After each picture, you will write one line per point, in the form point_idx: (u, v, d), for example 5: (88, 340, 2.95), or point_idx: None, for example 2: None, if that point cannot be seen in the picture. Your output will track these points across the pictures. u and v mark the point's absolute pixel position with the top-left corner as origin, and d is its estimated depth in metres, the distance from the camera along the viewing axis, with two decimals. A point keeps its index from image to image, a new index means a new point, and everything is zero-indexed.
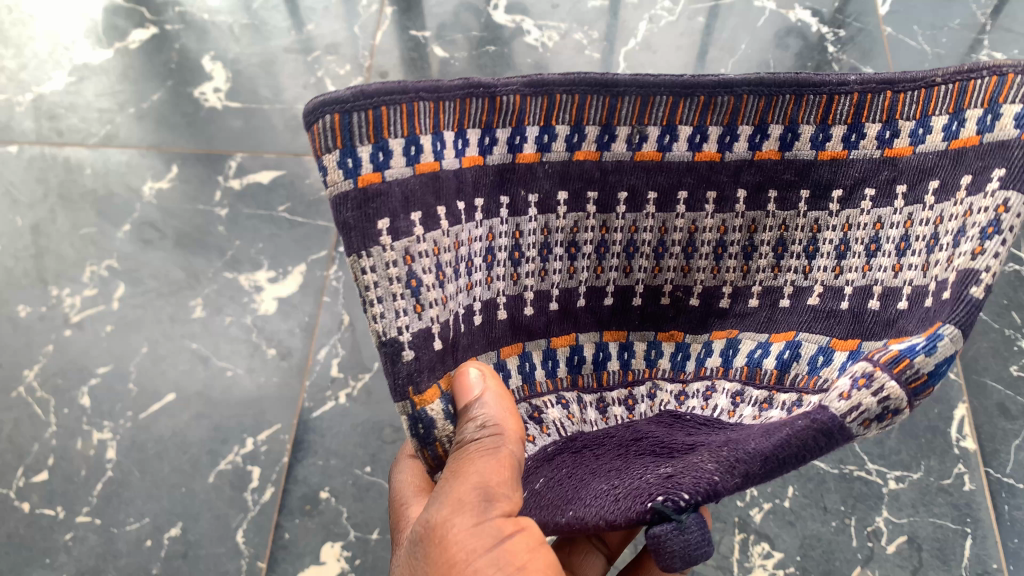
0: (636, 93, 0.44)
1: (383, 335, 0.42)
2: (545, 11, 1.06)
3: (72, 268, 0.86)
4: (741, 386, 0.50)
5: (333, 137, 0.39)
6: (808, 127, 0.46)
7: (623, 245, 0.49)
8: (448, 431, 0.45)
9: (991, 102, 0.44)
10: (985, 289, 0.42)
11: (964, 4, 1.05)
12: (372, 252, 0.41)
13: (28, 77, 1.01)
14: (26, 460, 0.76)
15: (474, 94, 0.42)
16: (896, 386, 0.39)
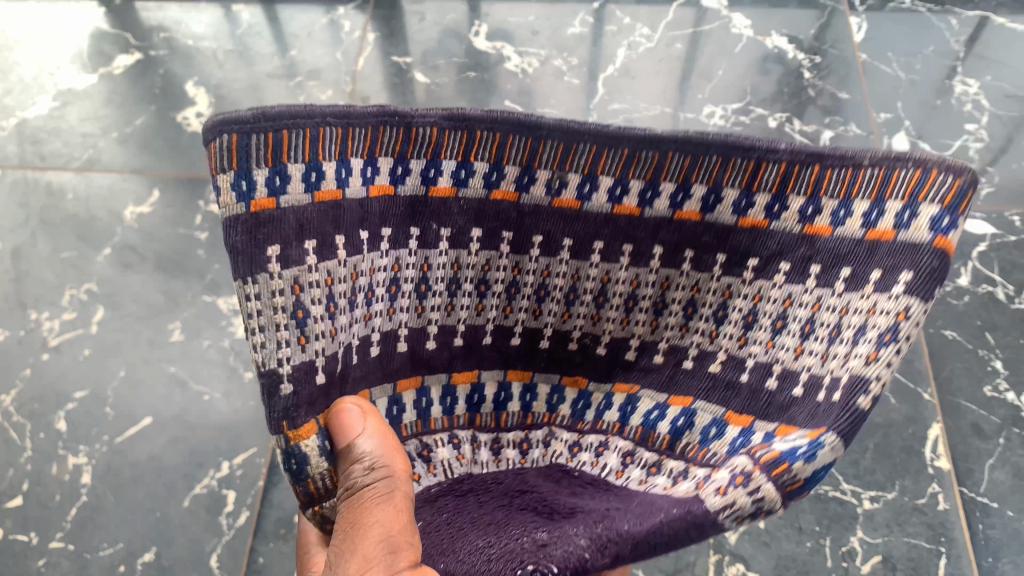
0: (559, 139, 0.46)
1: (262, 365, 0.44)
2: (526, 37, 1.07)
3: (52, 292, 0.86)
4: (632, 446, 0.52)
5: (229, 158, 0.40)
6: (731, 191, 0.46)
7: (533, 289, 0.50)
8: (321, 469, 0.46)
9: (911, 198, 0.43)
10: (872, 399, 0.44)
11: (938, 30, 1.07)
12: (258, 278, 0.42)
13: (13, 102, 1.02)
14: (0, 485, 0.75)
15: (389, 123, 0.43)
16: (773, 488, 0.42)
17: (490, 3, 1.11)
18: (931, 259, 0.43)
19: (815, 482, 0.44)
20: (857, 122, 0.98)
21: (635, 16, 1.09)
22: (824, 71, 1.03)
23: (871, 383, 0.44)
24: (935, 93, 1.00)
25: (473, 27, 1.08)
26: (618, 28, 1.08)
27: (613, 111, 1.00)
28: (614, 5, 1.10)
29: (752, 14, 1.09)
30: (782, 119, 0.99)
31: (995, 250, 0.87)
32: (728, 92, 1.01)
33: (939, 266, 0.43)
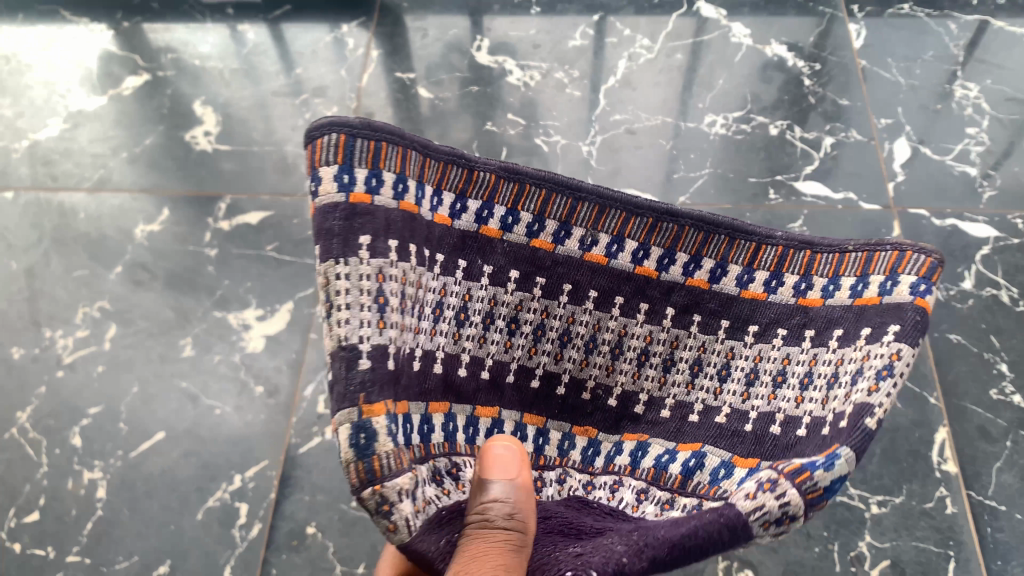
0: (594, 202, 0.51)
1: (344, 339, 0.43)
2: (528, 51, 1.09)
3: (65, 311, 0.88)
4: (646, 484, 0.51)
5: (335, 153, 0.46)
6: (735, 267, 0.51)
7: (557, 336, 0.53)
8: (388, 449, 0.42)
9: (891, 272, 0.49)
10: (878, 422, 0.45)
11: (937, 35, 1.07)
12: (350, 261, 0.44)
13: (25, 125, 1.04)
14: (17, 500, 0.77)
15: (457, 163, 0.50)
16: (798, 494, 0.41)
17: (491, 17, 1.12)
18: (914, 315, 0.48)
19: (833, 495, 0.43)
20: (857, 128, 0.99)
21: (635, 27, 1.11)
22: (824, 78, 1.04)
23: (875, 408, 0.45)
24: (935, 98, 1.01)
25: (475, 42, 1.10)
26: (618, 39, 1.09)
27: (615, 122, 1.01)
28: (614, 17, 1.12)
29: (751, 23, 1.10)
30: (782, 127, 1.00)
31: (998, 253, 0.88)
32: (728, 101, 1.02)
33: (922, 319, 0.47)
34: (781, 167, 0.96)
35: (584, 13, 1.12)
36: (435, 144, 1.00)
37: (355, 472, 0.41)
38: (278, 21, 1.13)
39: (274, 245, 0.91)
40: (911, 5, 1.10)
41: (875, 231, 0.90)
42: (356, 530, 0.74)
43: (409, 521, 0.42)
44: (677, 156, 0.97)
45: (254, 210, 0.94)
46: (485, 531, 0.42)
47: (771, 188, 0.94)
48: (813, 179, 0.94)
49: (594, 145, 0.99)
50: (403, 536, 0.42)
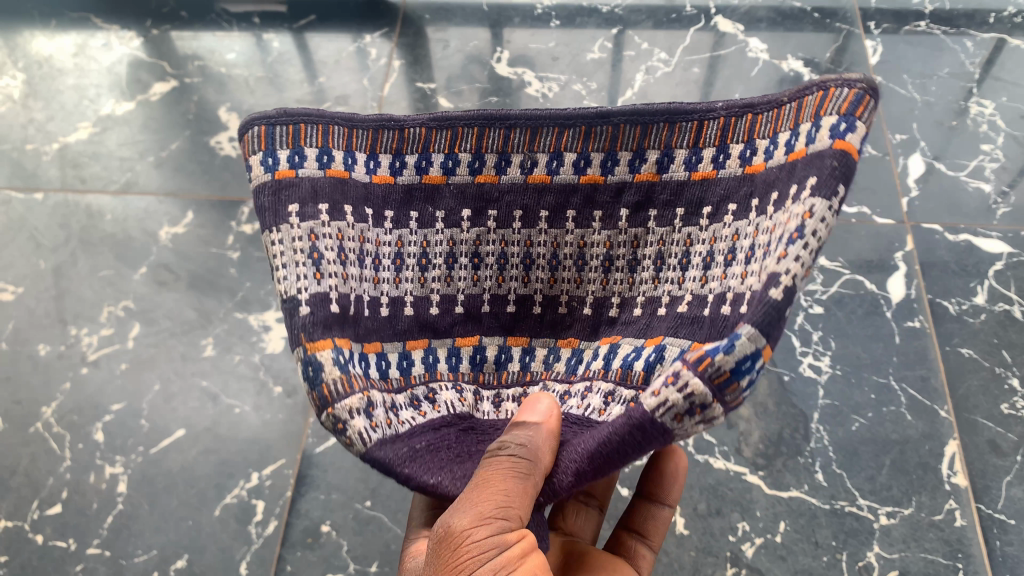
0: (526, 123, 0.50)
1: (285, 293, 0.45)
2: (547, 63, 1.10)
3: (91, 309, 0.90)
4: (613, 386, 0.47)
5: (258, 143, 0.49)
6: (682, 151, 0.48)
7: (519, 260, 0.51)
8: (336, 376, 0.43)
9: (816, 116, 0.43)
10: (786, 292, 0.37)
11: (953, 53, 1.08)
12: (281, 227, 0.47)
13: (55, 128, 1.06)
14: (41, 493, 0.78)
15: (387, 126, 0.51)
16: (700, 383, 0.36)
17: (511, 29, 1.14)
18: (833, 160, 0.40)
19: (749, 377, 0.36)
20: (872, 143, 1.00)
21: (653, 41, 1.12)
22: None
23: (783, 276, 0.37)
24: (951, 115, 1.02)
25: (495, 53, 1.12)
26: (636, 53, 1.11)
27: None
28: (632, 31, 1.13)
29: (768, 38, 1.11)
30: None
31: (1011, 269, 0.88)
32: None
33: (842, 164, 0.40)
34: None
35: (603, 26, 1.14)
36: None
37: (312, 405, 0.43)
38: (303, 30, 1.16)
39: None
40: (927, 22, 1.11)
41: (888, 245, 0.91)
42: (370, 529, 0.75)
43: (364, 437, 0.43)
44: None
45: None
46: (496, 458, 0.44)
47: None
48: None
49: None
50: (358, 448, 0.43)
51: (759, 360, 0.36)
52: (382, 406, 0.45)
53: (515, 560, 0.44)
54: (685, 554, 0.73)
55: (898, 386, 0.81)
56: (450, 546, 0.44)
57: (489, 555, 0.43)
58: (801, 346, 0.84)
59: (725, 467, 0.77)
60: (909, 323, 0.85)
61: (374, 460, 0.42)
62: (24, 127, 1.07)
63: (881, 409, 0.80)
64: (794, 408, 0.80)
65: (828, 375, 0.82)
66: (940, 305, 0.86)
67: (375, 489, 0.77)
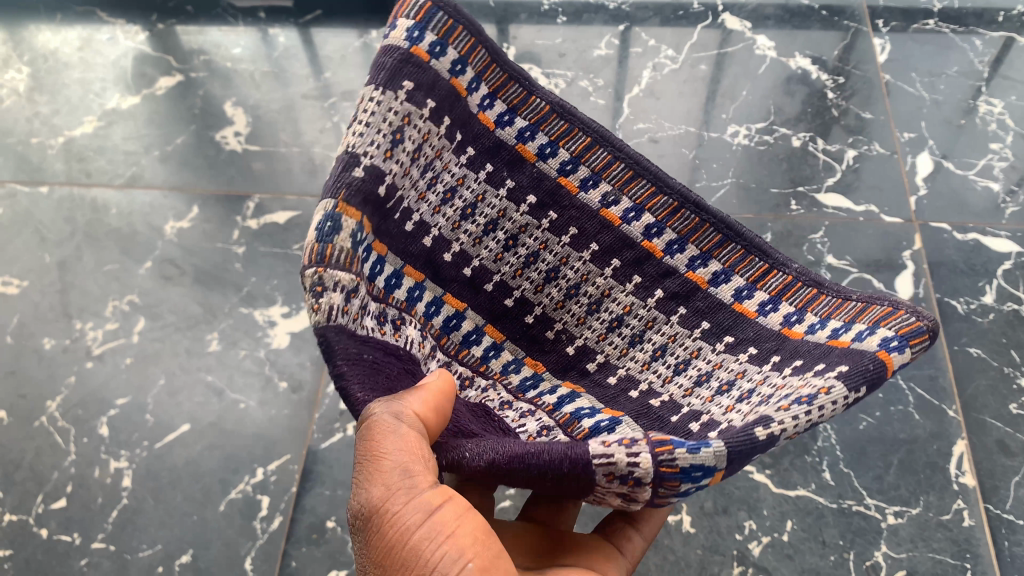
0: (631, 165, 0.52)
1: (349, 147, 0.45)
2: (553, 59, 1.10)
3: (96, 303, 0.90)
4: (553, 424, 0.48)
5: (417, 13, 0.49)
6: (740, 279, 0.50)
7: (546, 272, 0.52)
8: (344, 246, 0.42)
9: (873, 324, 0.44)
10: (770, 436, 0.38)
11: (963, 51, 1.08)
12: (387, 93, 0.46)
13: (60, 122, 1.06)
14: (45, 487, 0.78)
15: (519, 81, 0.53)
16: (650, 462, 0.38)
17: (518, 26, 1.14)
18: (869, 362, 0.41)
19: (693, 483, 0.38)
20: (880, 142, 0.99)
21: (659, 38, 1.12)
22: (848, 92, 1.04)
23: (774, 422, 0.39)
24: (959, 113, 1.01)
25: (501, 48, 1.11)
26: (643, 50, 1.11)
27: (639, 131, 1.02)
28: (639, 28, 1.13)
29: (775, 35, 1.11)
30: (805, 139, 1.00)
31: (1020, 268, 0.88)
32: (752, 113, 1.03)
33: (876, 371, 0.41)
34: (803, 179, 0.96)
35: (610, 23, 1.14)
36: None
37: (311, 250, 0.41)
38: (309, 25, 1.16)
39: (301, 245, 0.93)
40: (936, 20, 1.11)
41: (896, 244, 0.90)
42: None
43: (333, 312, 0.41)
44: (699, 165, 0.98)
45: (282, 211, 0.96)
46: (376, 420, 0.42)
47: (793, 200, 0.94)
48: (834, 192, 0.95)
49: None
50: (320, 318, 0.40)
51: (710, 476, 0.38)
52: (361, 304, 0.43)
53: (451, 521, 0.42)
54: (691, 553, 0.73)
55: (906, 384, 0.80)
56: (377, 525, 0.42)
57: (418, 521, 0.41)
58: None
59: None
60: None
61: (323, 338, 0.40)
62: (29, 121, 1.06)
63: (889, 408, 0.79)
64: None
65: None
66: (948, 304, 0.86)
67: None
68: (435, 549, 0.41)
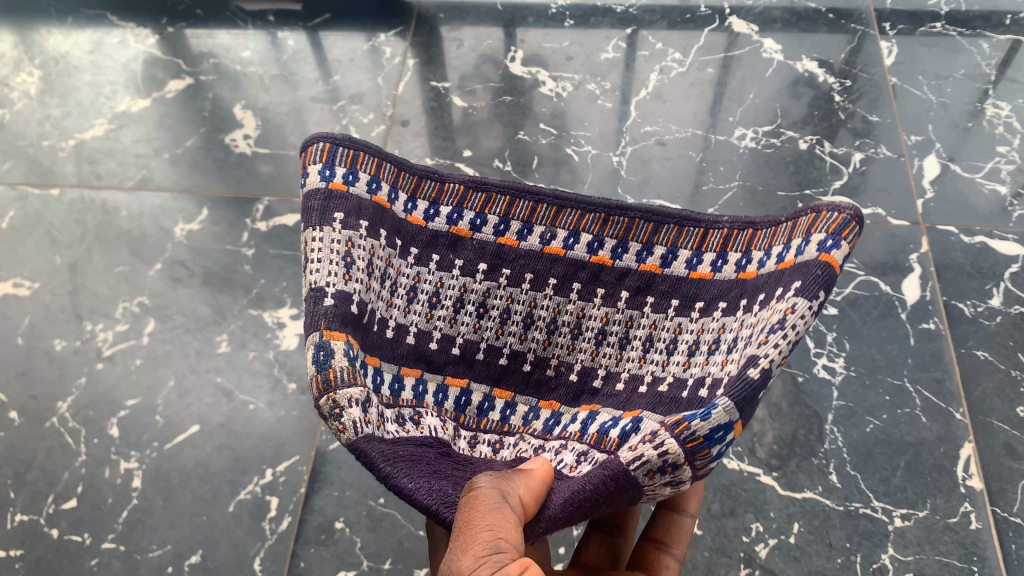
0: (552, 202, 0.54)
1: (313, 284, 0.49)
2: (561, 63, 1.10)
3: (106, 305, 0.90)
4: (586, 448, 0.49)
5: (320, 155, 0.52)
6: (685, 251, 0.53)
7: (521, 319, 0.54)
8: (343, 364, 0.46)
9: (806, 232, 0.47)
10: (763, 372, 0.41)
11: (970, 54, 1.08)
12: (324, 229, 0.50)
13: (71, 125, 1.07)
14: (56, 487, 0.79)
15: (430, 177, 0.55)
16: (676, 445, 0.39)
17: (525, 29, 1.14)
18: (818, 269, 0.44)
19: (720, 445, 0.40)
20: (887, 144, 0.99)
21: (666, 42, 1.12)
22: (854, 95, 1.04)
23: (761, 358, 0.42)
24: (966, 117, 1.01)
25: (509, 52, 1.12)
26: (650, 53, 1.11)
27: (646, 133, 1.02)
28: (646, 31, 1.13)
29: (782, 39, 1.11)
30: (812, 142, 1.00)
31: None
32: (759, 115, 1.03)
33: (827, 274, 0.44)
34: (810, 182, 0.96)
35: (617, 26, 1.14)
36: (466, 152, 1.01)
37: (316, 382, 0.45)
38: (317, 28, 1.16)
39: None
40: (943, 23, 1.11)
41: (903, 246, 0.90)
42: (382, 526, 0.76)
43: (357, 425, 0.44)
44: (705, 168, 0.98)
45: (291, 213, 0.96)
46: (474, 495, 0.42)
47: (800, 202, 0.94)
48: (841, 195, 0.95)
49: (624, 155, 1.00)
50: (350, 435, 0.44)
51: (730, 431, 0.40)
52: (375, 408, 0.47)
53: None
54: (699, 555, 0.73)
55: (913, 388, 0.81)
56: None
57: None
58: (815, 347, 0.84)
59: (739, 468, 0.77)
60: (924, 325, 0.85)
61: (359, 450, 0.44)
62: (40, 123, 1.07)
63: (896, 411, 0.80)
64: (808, 409, 0.80)
65: (842, 376, 0.82)
66: (955, 307, 0.86)
67: (388, 486, 0.78)
68: None
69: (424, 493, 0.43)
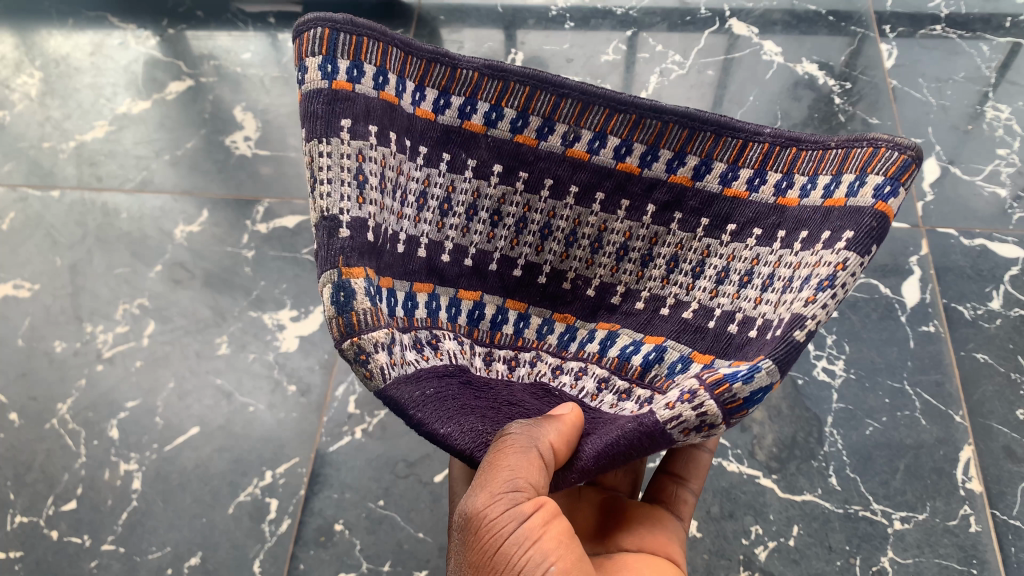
0: (579, 98, 0.53)
1: (325, 212, 0.48)
2: (561, 65, 1.10)
3: (106, 306, 0.90)
4: (608, 372, 0.52)
5: (320, 46, 0.50)
6: (721, 163, 0.52)
7: (539, 231, 0.56)
8: (365, 307, 0.47)
9: (861, 171, 0.47)
10: (809, 335, 0.42)
11: (970, 57, 1.08)
12: (331, 141, 0.48)
13: (72, 126, 1.07)
14: (56, 489, 0.79)
15: (439, 61, 0.53)
16: (715, 406, 0.40)
17: (526, 31, 1.15)
18: (871, 219, 0.44)
19: (757, 404, 0.41)
20: None
21: (667, 44, 1.12)
22: (855, 97, 1.04)
23: (809, 319, 0.42)
24: (966, 119, 1.01)
25: (509, 54, 1.12)
26: (650, 55, 1.11)
27: None
28: (646, 33, 1.13)
29: (783, 41, 1.11)
30: None
31: None
32: (759, 117, 1.03)
33: (879, 226, 0.44)
34: None
35: (617, 28, 1.14)
36: None
37: (337, 326, 0.46)
38: None
39: (309, 249, 0.93)
40: (943, 26, 1.11)
41: (903, 249, 0.90)
42: (382, 528, 0.76)
43: (383, 370, 0.47)
44: None
45: (291, 215, 0.96)
46: (505, 441, 0.46)
47: None
48: None
49: None
50: (378, 383, 0.46)
51: (769, 391, 0.40)
52: (398, 341, 0.48)
53: (538, 528, 0.44)
54: (698, 556, 0.73)
55: (912, 390, 0.81)
56: (474, 529, 0.45)
57: (511, 528, 0.44)
58: (814, 350, 0.84)
59: (738, 470, 0.77)
60: (923, 328, 0.85)
61: (389, 397, 0.46)
62: (41, 125, 1.07)
63: (895, 414, 0.80)
64: (808, 411, 0.80)
65: (841, 379, 0.82)
66: (954, 310, 0.86)
67: (388, 488, 0.78)
68: (524, 557, 0.43)
69: (457, 436, 0.46)
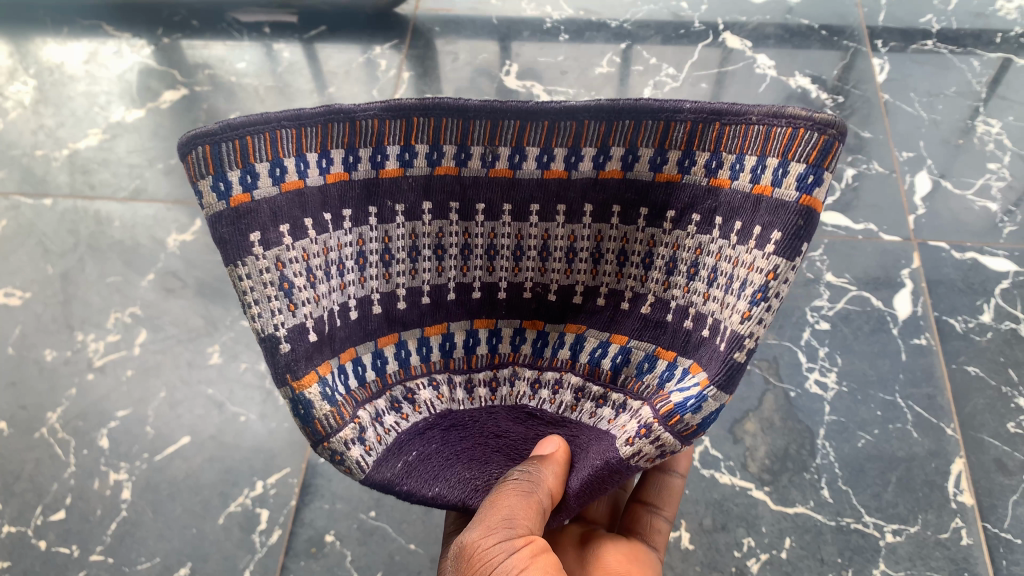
0: (487, 117, 0.48)
1: (261, 331, 0.46)
2: (555, 77, 1.11)
3: (97, 315, 0.90)
4: (582, 381, 0.54)
5: (205, 165, 0.44)
6: (647, 150, 0.47)
7: (483, 251, 0.52)
8: (326, 411, 0.48)
9: (783, 155, 0.43)
10: (748, 353, 0.44)
11: (961, 72, 1.09)
12: (246, 262, 0.45)
13: (65, 135, 1.07)
14: (45, 499, 0.78)
15: (334, 119, 0.46)
16: (670, 436, 0.45)
17: (520, 43, 1.15)
18: (797, 217, 0.42)
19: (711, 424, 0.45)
20: (879, 161, 1.00)
21: (661, 57, 1.13)
22: (847, 111, 1.05)
23: (746, 338, 0.44)
24: (957, 133, 1.02)
25: (504, 66, 1.12)
26: (644, 68, 1.11)
27: None
28: (640, 46, 1.14)
29: (776, 55, 1.12)
30: None
31: (1017, 288, 0.88)
32: None
33: (806, 223, 0.42)
34: None
35: (612, 41, 1.15)
36: None
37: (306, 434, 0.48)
38: (313, 41, 1.17)
39: None
40: (935, 41, 1.12)
41: (894, 262, 0.91)
42: (373, 539, 0.75)
43: (360, 461, 0.49)
44: None
45: None
46: (506, 484, 0.51)
47: None
48: (835, 212, 0.95)
49: None
50: (358, 474, 0.49)
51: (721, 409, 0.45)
52: (369, 424, 0.51)
53: (526, 560, 0.48)
54: (690, 569, 0.73)
55: (904, 403, 0.81)
56: (467, 560, 0.49)
57: (501, 558, 0.48)
58: (807, 362, 0.84)
59: (729, 481, 0.77)
60: (915, 340, 0.85)
61: (375, 481, 0.50)
62: (34, 133, 1.07)
63: (887, 426, 0.80)
64: (800, 423, 0.80)
65: (834, 392, 0.82)
66: (946, 322, 0.86)
67: (379, 499, 0.77)
68: None
69: (447, 492, 0.52)
